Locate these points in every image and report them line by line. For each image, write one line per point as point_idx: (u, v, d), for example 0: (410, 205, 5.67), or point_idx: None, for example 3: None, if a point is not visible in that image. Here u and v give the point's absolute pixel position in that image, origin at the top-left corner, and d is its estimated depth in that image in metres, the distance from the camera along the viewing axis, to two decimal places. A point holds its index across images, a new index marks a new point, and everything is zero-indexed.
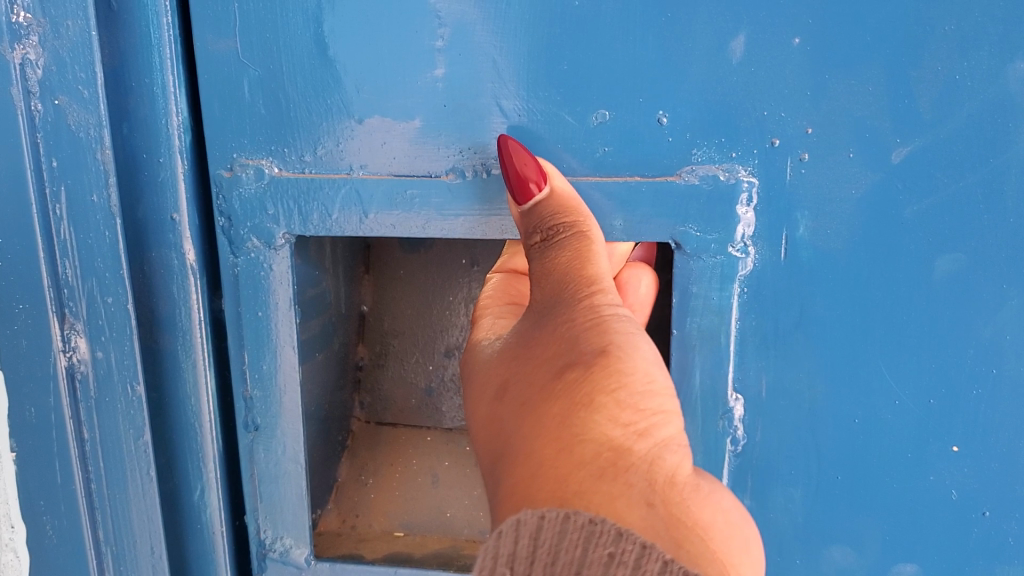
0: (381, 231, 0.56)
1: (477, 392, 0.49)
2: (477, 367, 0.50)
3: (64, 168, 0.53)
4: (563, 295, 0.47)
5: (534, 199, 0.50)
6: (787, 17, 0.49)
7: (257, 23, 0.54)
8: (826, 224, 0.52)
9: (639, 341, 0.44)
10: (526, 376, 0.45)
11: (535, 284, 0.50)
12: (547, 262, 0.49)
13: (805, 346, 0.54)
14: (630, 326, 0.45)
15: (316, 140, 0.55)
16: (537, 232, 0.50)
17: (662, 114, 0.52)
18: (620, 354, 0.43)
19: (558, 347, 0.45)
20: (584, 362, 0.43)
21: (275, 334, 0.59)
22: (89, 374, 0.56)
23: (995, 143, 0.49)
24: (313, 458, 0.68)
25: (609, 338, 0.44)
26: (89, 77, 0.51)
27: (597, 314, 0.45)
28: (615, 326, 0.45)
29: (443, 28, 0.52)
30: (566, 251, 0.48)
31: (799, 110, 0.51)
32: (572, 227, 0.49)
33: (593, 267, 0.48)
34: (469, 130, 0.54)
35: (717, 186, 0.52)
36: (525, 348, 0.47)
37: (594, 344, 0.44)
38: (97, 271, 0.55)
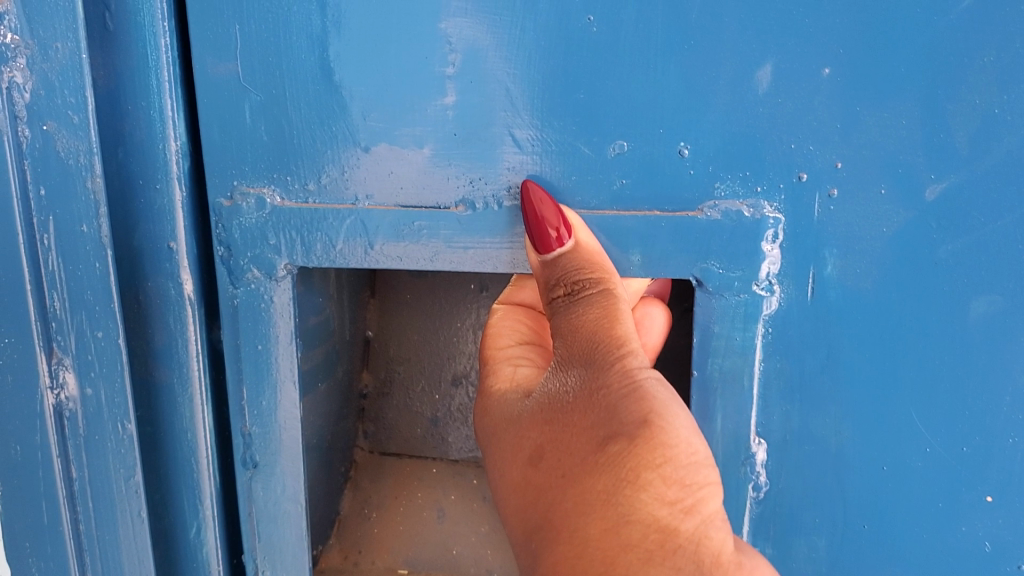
0: (388, 263, 0.54)
1: (503, 448, 0.47)
2: (499, 414, 0.48)
3: (53, 198, 0.50)
4: (594, 355, 0.45)
5: (559, 249, 0.48)
6: (816, 45, 0.47)
7: (258, 46, 0.51)
8: (856, 263, 0.49)
9: (680, 408, 0.42)
10: (561, 440, 0.43)
11: (560, 340, 0.47)
12: (573, 319, 0.47)
13: (830, 389, 0.52)
14: (669, 391, 0.43)
15: (320, 168, 0.53)
16: (560, 283, 0.48)
17: (683, 145, 0.49)
18: (663, 424, 0.40)
19: (596, 412, 0.43)
20: (626, 434, 0.41)
21: (275, 369, 0.57)
22: (77, 411, 0.54)
23: None
24: (315, 493, 0.66)
25: (649, 404, 0.41)
26: (80, 102, 0.49)
27: (633, 379, 0.43)
28: (655, 391, 0.42)
29: (454, 54, 0.50)
30: (594, 310, 0.46)
31: (829, 143, 0.48)
32: (599, 282, 0.47)
33: (622, 327, 0.46)
34: (480, 160, 0.52)
35: (740, 222, 0.50)
36: (556, 407, 0.45)
37: (636, 412, 0.41)
38: (87, 304, 0.52)
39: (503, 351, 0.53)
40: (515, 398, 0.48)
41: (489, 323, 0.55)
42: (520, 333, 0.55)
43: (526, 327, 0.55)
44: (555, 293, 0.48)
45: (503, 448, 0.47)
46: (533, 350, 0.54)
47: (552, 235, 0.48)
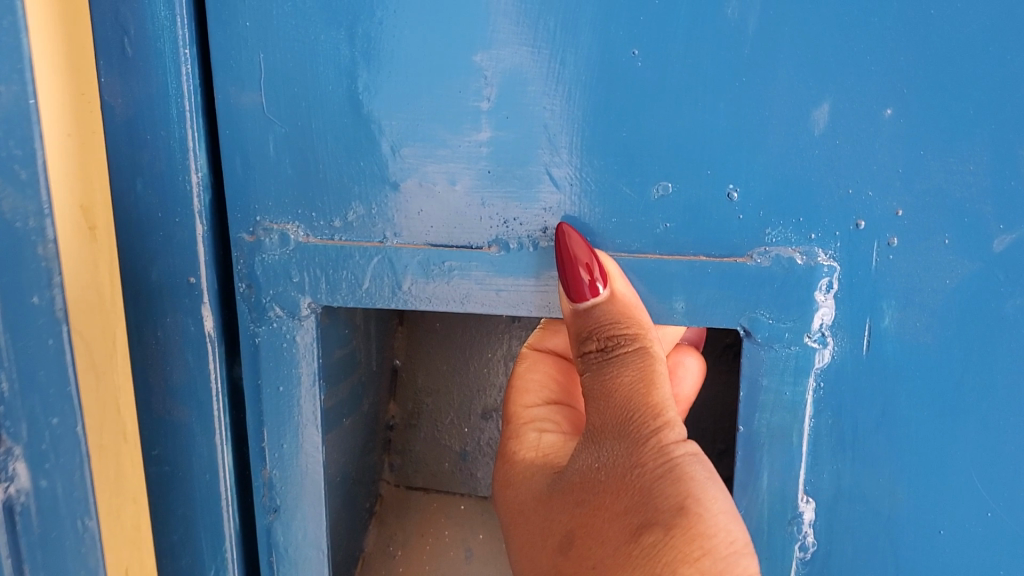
0: (416, 304, 0.51)
1: (530, 523, 0.46)
2: (527, 492, 0.47)
3: (4, 267, 0.41)
4: (626, 426, 0.43)
5: (592, 299, 0.46)
6: (878, 84, 0.44)
7: (284, 76, 0.49)
8: (916, 316, 0.46)
9: (718, 489, 0.40)
10: (593, 521, 0.42)
11: (591, 402, 0.46)
12: (607, 381, 0.46)
13: (886, 448, 0.48)
14: (707, 469, 0.41)
15: (346, 204, 0.50)
16: (594, 337, 0.47)
17: (733, 188, 0.46)
18: (700, 510, 0.39)
19: (629, 494, 0.41)
20: (661, 523, 0.39)
21: (298, 411, 0.54)
22: (30, 504, 0.44)
23: None
24: (339, 534, 0.63)
25: (686, 489, 0.40)
26: (28, 155, 0.43)
27: (668, 457, 0.41)
28: (691, 471, 0.41)
29: (490, 88, 0.47)
30: (630, 371, 0.45)
31: (889, 189, 0.45)
32: (635, 340, 0.46)
33: (658, 394, 0.44)
34: (515, 199, 0.49)
35: (793, 270, 0.47)
36: (586, 484, 0.44)
37: (672, 497, 0.40)
38: (40, 384, 0.44)
39: (526, 412, 0.52)
40: (542, 470, 0.47)
41: (513, 379, 0.54)
42: (548, 390, 0.53)
43: (555, 382, 0.54)
44: (589, 345, 0.47)
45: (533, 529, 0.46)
46: (560, 409, 0.52)
47: (586, 283, 0.46)
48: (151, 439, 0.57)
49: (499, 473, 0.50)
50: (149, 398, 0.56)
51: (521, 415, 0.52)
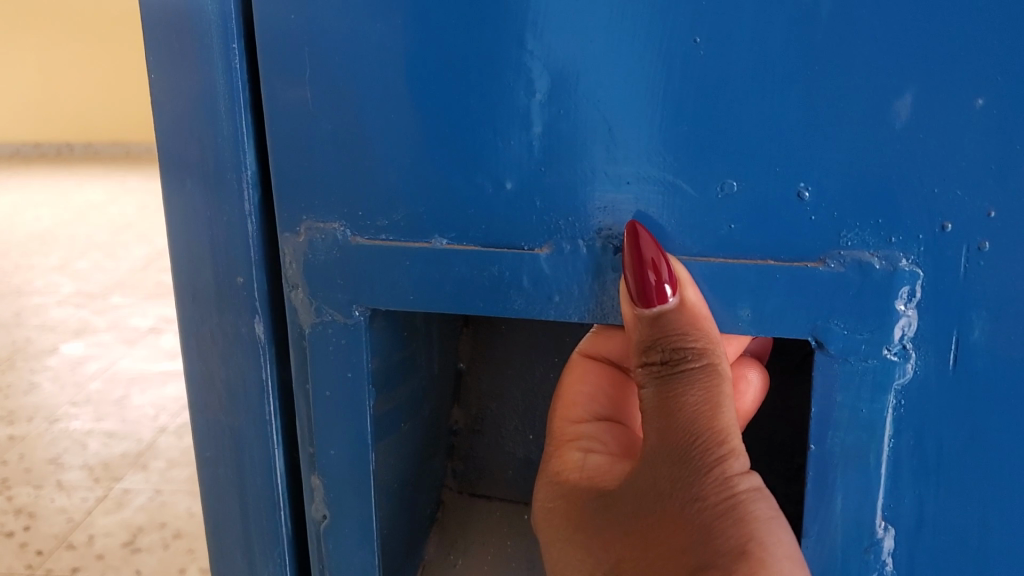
0: (462, 307, 0.49)
1: (580, 547, 0.47)
2: (585, 514, 0.47)
3: None
4: (687, 454, 0.43)
5: (657, 312, 0.44)
6: (967, 71, 0.40)
7: (329, 71, 0.47)
8: (1009, 328, 0.42)
9: (779, 529, 0.41)
10: (651, 554, 0.43)
11: (650, 421, 0.45)
12: (670, 399, 0.44)
13: (977, 474, 0.44)
14: (770, 506, 0.41)
15: (394, 204, 0.48)
16: (658, 346, 0.45)
17: (804, 187, 0.43)
18: (763, 553, 0.39)
19: (686, 531, 0.42)
20: (718, 566, 0.40)
21: (347, 417, 0.53)
22: None
23: None
24: (397, 543, 0.61)
25: (747, 531, 0.40)
26: None
27: (731, 493, 0.41)
28: (755, 511, 0.41)
29: (541, 80, 0.45)
30: (696, 391, 0.44)
31: (980, 189, 0.41)
32: (703, 355, 0.44)
33: (724, 416, 0.43)
34: (567, 198, 0.46)
35: (870, 276, 0.42)
36: (642, 516, 0.44)
37: (734, 539, 0.40)
38: None
39: (572, 429, 0.51)
40: (591, 493, 0.47)
41: (560, 386, 0.53)
42: (598, 404, 0.52)
43: (605, 394, 0.52)
44: (652, 352, 0.45)
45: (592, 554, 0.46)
46: (608, 426, 0.52)
47: (654, 288, 0.43)
48: (203, 441, 0.57)
49: (544, 490, 0.50)
50: (205, 399, 0.56)
51: (568, 431, 0.51)
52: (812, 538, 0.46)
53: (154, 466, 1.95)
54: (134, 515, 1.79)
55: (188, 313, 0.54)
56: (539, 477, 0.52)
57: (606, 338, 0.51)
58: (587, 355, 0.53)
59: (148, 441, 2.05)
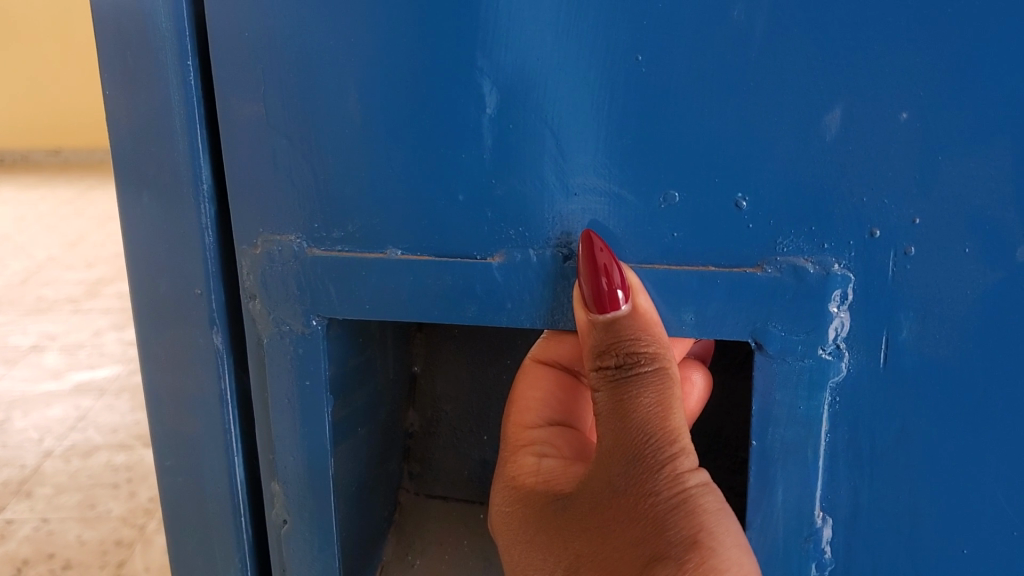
0: (416, 314, 0.51)
1: (539, 547, 0.48)
2: (543, 515, 0.49)
3: None
4: (641, 453, 0.45)
5: (611, 317, 0.46)
6: (891, 87, 0.42)
7: (284, 87, 0.48)
8: (934, 328, 0.44)
9: (727, 521, 0.43)
10: (608, 549, 0.44)
11: (604, 424, 0.47)
12: (624, 402, 0.46)
13: (909, 465, 0.47)
14: (718, 500, 0.44)
15: (350, 217, 0.50)
16: (611, 351, 0.46)
17: (741, 197, 0.45)
18: (712, 543, 0.42)
19: (641, 525, 0.44)
20: (672, 556, 0.42)
21: (305, 423, 0.54)
22: None
23: None
24: (356, 545, 0.63)
25: (698, 523, 0.42)
26: None
27: (683, 489, 0.43)
28: (705, 505, 0.43)
29: (491, 96, 0.46)
30: (648, 394, 0.45)
31: (906, 197, 0.43)
32: (654, 360, 0.46)
33: (675, 418, 0.45)
34: (517, 209, 0.48)
35: (804, 280, 0.45)
36: (598, 513, 0.46)
37: (685, 530, 0.42)
38: None
39: (527, 434, 0.52)
40: (548, 496, 0.49)
41: (516, 396, 0.54)
42: (551, 409, 0.54)
43: (557, 399, 0.54)
44: (605, 357, 0.47)
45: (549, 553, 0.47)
46: (561, 430, 0.53)
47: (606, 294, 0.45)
48: (163, 449, 0.57)
49: (502, 496, 0.52)
50: (162, 409, 0.56)
51: (522, 437, 0.53)
52: (755, 530, 0.49)
53: (40, 492, 1.80)
54: (17, 548, 1.63)
55: (144, 325, 0.55)
56: (496, 484, 0.53)
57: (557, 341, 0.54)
58: (539, 361, 0.55)
59: (33, 466, 1.89)
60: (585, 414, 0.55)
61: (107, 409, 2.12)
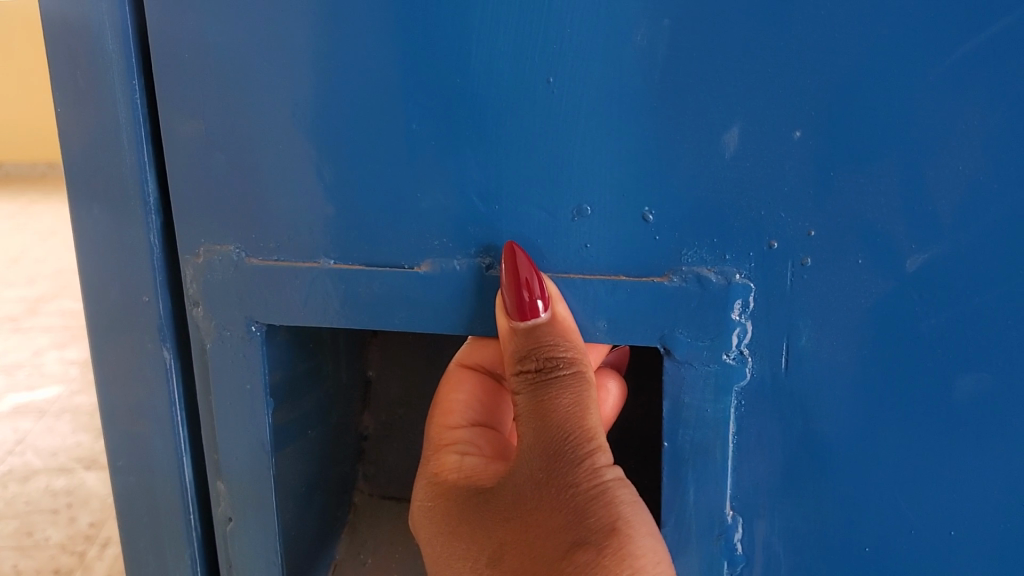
0: (348, 322, 0.53)
1: (461, 537, 0.50)
2: (465, 506, 0.51)
3: None
4: (561, 449, 0.47)
5: (531, 325, 0.48)
6: (785, 107, 0.45)
7: (221, 105, 0.51)
8: (832, 335, 0.47)
9: (640, 512, 0.47)
10: (529, 537, 0.47)
11: (524, 424, 0.49)
12: (543, 401, 0.48)
13: (812, 466, 0.49)
14: (632, 493, 0.47)
15: (285, 228, 0.52)
16: (530, 354, 0.48)
17: (648, 211, 0.47)
18: (630, 532, 0.45)
19: (561, 514, 0.47)
20: (593, 542, 0.45)
21: (246, 424, 0.56)
22: None
23: (1014, 259, 0.44)
24: (303, 543, 0.65)
25: (616, 512, 0.46)
26: None
27: (600, 482, 0.47)
28: (622, 497, 0.46)
29: (414, 114, 0.49)
30: (567, 394, 0.48)
31: (801, 210, 0.46)
32: (572, 363, 0.48)
33: (592, 417, 0.48)
34: (440, 221, 0.50)
35: (708, 289, 0.47)
36: (521, 504, 0.48)
37: (605, 519, 0.46)
38: None
39: (450, 434, 0.54)
40: (470, 490, 0.51)
41: (440, 397, 0.56)
42: (474, 411, 0.56)
43: (480, 402, 0.56)
44: (525, 359, 0.49)
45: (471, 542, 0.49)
46: (483, 431, 0.55)
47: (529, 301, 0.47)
48: (114, 450, 0.60)
49: (423, 490, 0.54)
50: (113, 411, 0.59)
51: (446, 437, 0.55)
52: (670, 528, 0.51)
53: None
54: None
55: (95, 330, 0.57)
56: (416, 479, 0.55)
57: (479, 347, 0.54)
58: (462, 365, 0.56)
59: None
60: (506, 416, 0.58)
61: (48, 431, 2.00)
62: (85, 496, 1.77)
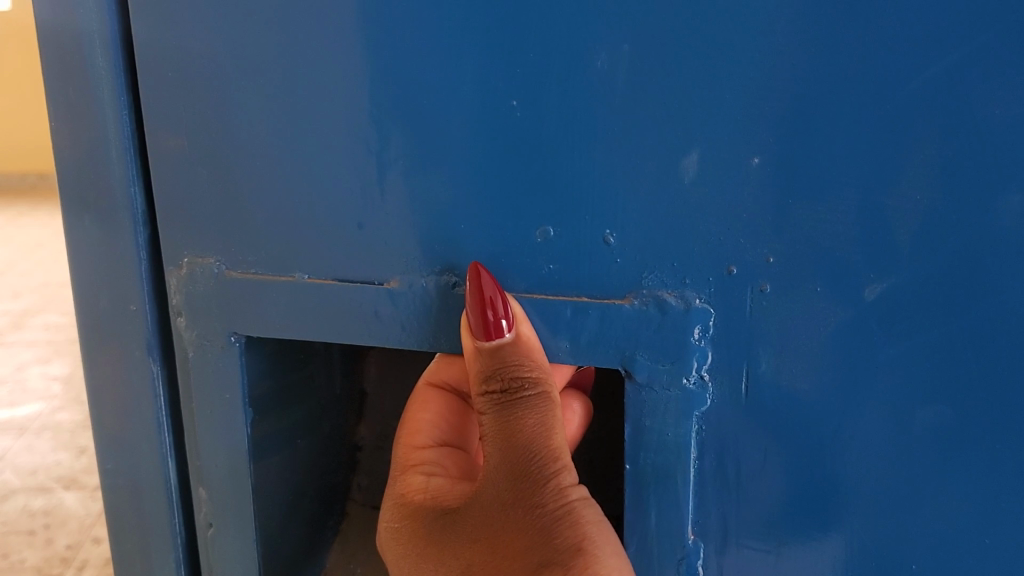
0: (321, 335, 0.54)
1: (431, 560, 0.50)
2: (435, 527, 0.50)
3: None
4: (527, 469, 0.47)
5: (495, 346, 0.48)
6: (743, 133, 0.45)
7: (201, 122, 0.52)
8: (791, 363, 0.47)
9: (606, 531, 0.46)
10: (495, 559, 0.46)
11: (490, 446, 0.48)
12: (508, 423, 0.48)
13: (773, 493, 0.49)
14: (598, 513, 0.47)
15: (262, 243, 0.54)
16: (495, 375, 0.48)
17: (609, 233, 0.48)
18: (596, 550, 0.45)
19: (528, 535, 0.46)
20: (559, 562, 0.44)
21: (227, 432, 0.58)
22: None
23: (974, 290, 0.43)
24: (288, 550, 0.66)
25: (582, 532, 0.45)
26: None
27: (567, 502, 0.46)
28: (587, 516, 0.46)
29: (383, 134, 0.50)
30: (531, 414, 0.47)
31: (759, 237, 0.46)
32: (536, 384, 0.48)
33: (557, 437, 0.48)
34: (409, 240, 0.51)
35: (667, 312, 0.47)
36: (488, 526, 0.47)
37: (571, 538, 0.45)
38: None
39: (416, 455, 0.55)
40: (439, 511, 0.51)
41: (408, 418, 0.57)
42: (439, 430, 0.57)
43: (446, 422, 0.57)
44: (489, 381, 0.48)
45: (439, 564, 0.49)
46: (448, 451, 0.57)
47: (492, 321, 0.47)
48: (103, 455, 0.62)
49: (390, 512, 0.54)
50: (101, 416, 0.61)
51: (412, 457, 0.55)
52: (632, 550, 0.51)
53: None
54: None
55: (85, 338, 0.59)
56: (384, 502, 0.55)
57: (446, 364, 0.58)
58: (430, 385, 0.58)
59: None
60: (471, 438, 0.59)
61: (24, 445, 1.92)
62: (61, 515, 1.67)
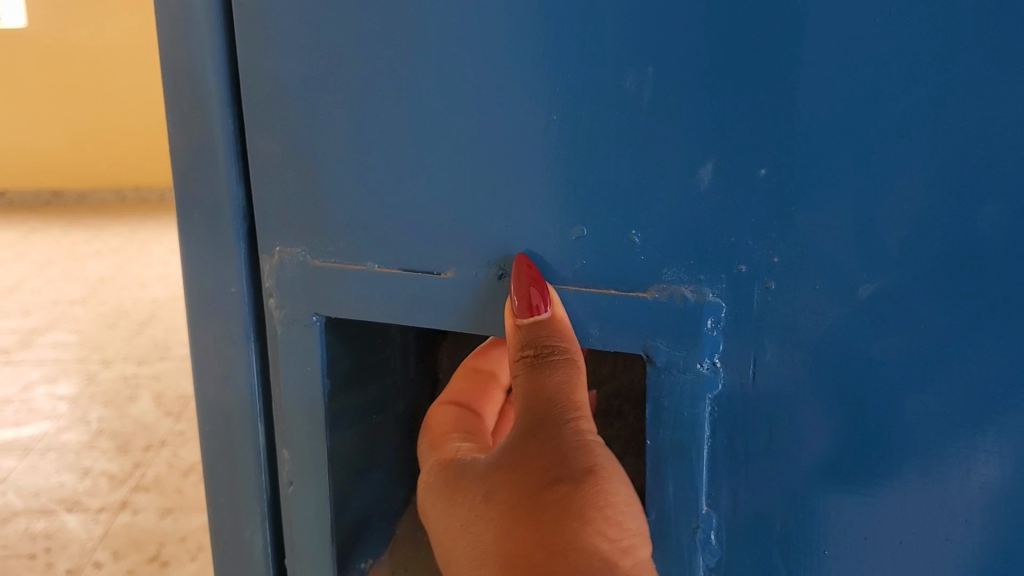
0: (387, 317, 0.62)
1: (464, 490, 0.58)
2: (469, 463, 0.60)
3: None
4: (546, 411, 0.55)
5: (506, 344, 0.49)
6: (752, 148, 0.50)
7: (292, 131, 0.61)
8: (792, 353, 0.52)
9: (612, 461, 0.55)
10: (518, 477, 0.55)
11: (519, 400, 0.56)
12: (535, 381, 0.55)
13: (777, 469, 0.54)
14: (605, 446, 0.55)
15: (341, 235, 0.62)
16: (530, 344, 0.55)
17: (634, 234, 0.54)
18: (604, 473, 0.54)
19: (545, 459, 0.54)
20: (574, 481, 0.53)
21: (307, 401, 0.66)
22: None
23: (956, 291, 0.49)
24: (360, 512, 0.75)
25: (594, 457, 0.54)
26: None
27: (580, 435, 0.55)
28: (598, 447, 0.55)
29: (442, 143, 0.57)
30: (557, 374, 0.54)
31: (766, 239, 0.51)
32: (565, 353, 0.55)
33: (579, 391, 0.55)
34: (465, 236, 0.59)
35: (684, 305, 0.53)
36: (512, 454, 0.56)
37: (583, 462, 0.54)
38: None
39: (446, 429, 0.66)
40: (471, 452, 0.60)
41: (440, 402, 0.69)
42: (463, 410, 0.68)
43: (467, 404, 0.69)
44: (524, 351, 0.55)
45: (470, 488, 0.58)
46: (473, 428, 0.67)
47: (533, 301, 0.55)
48: (204, 417, 0.71)
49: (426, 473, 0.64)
50: (204, 384, 0.70)
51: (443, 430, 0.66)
52: (653, 518, 0.57)
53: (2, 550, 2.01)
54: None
55: (191, 316, 0.69)
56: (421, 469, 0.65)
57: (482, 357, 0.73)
58: (464, 373, 0.72)
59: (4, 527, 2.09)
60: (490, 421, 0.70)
61: (30, 470, 2.31)
62: (64, 540, 2.04)
